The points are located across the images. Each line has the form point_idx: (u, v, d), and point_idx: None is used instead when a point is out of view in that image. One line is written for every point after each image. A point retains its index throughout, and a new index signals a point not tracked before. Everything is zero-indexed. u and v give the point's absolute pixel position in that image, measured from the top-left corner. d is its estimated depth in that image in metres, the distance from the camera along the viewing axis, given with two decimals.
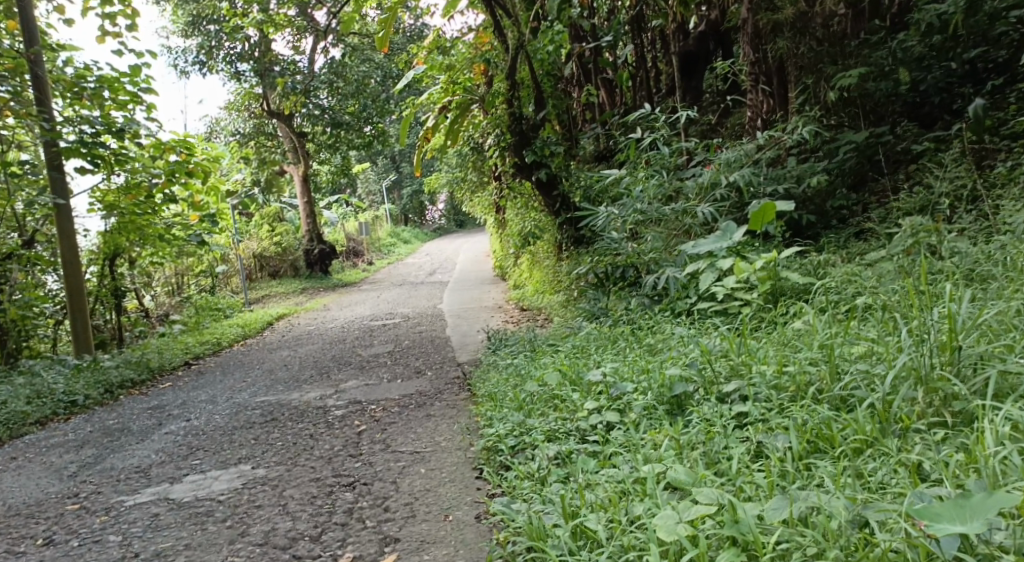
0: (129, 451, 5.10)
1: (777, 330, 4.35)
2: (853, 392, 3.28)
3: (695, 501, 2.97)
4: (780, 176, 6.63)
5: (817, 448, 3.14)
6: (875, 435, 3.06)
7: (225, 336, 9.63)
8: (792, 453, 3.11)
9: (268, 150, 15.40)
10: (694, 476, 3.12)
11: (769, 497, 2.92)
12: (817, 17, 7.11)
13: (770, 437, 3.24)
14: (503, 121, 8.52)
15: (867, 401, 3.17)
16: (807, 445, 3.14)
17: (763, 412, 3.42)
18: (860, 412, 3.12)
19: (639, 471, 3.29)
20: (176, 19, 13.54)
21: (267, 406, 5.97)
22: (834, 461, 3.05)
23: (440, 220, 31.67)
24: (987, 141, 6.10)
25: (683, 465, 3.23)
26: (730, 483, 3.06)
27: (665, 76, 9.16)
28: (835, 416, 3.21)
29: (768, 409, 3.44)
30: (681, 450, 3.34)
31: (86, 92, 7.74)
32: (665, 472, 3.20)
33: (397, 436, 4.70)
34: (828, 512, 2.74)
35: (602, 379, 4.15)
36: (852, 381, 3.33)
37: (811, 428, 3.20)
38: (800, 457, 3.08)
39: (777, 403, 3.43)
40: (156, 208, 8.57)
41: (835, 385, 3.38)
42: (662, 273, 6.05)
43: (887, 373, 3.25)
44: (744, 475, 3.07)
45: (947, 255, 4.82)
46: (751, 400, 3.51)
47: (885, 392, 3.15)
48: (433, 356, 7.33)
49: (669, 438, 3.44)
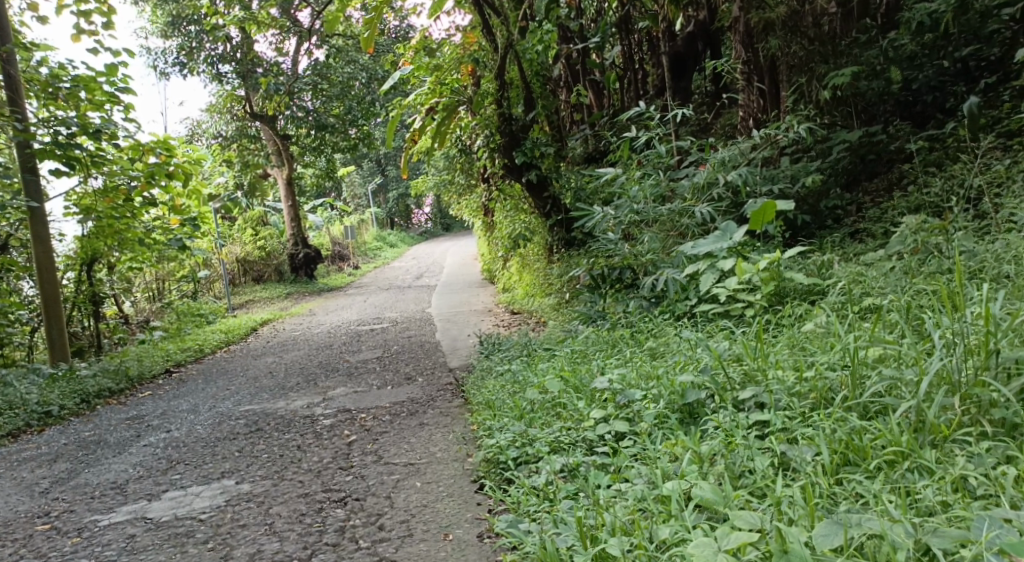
0: (105, 466, 4.85)
1: (788, 332, 4.15)
2: (880, 400, 3.09)
3: (732, 526, 2.76)
4: (774, 176, 6.42)
5: (847, 460, 2.95)
6: (912, 447, 2.87)
7: (207, 343, 9.34)
8: (822, 466, 2.93)
9: (251, 154, 15.11)
10: (721, 494, 2.91)
11: (806, 520, 2.72)
12: (808, 15, 6.93)
13: (796, 450, 3.05)
14: (492, 121, 8.26)
15: (900, 411, 2.98)
16: (837, 457, 2.96)
17: (786, 421, 3.21)
18: (895, 423, 2.92)
19: (657, 489, 3.08)
20: (155, 20, 13.28)
21: (252, 415, 5.73)
22: (867, 476, 2.87)
23: (427, 223, 31.43)
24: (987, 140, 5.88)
25: (707, 482, 3.01)
26: (761, 506, 2.86)
27: (653, 77, 8.86)
28: (866, 426, 3.03)
29: (790, 418, 3.25)
30: (702, 465, 3.14)
31: (62, 92, 7.44)
32: (690, 489, 2.98)
33: (390, 447, 4.47)
34: (891, 542, 2.54)
35: (608, 386, 3.92)
36: (878, 389, 3.14)
37: (839, 438, 3.01)
38: (831, 471, 2.90)
39: (799, 411, 3.24)
40: (135, 211, 8.32)
41: (860, 392, 3.18)
42: (660, 274, 5.83)
43: (917, 380, 3.05)
44: (778, 494, 2.86)
45: (946, 254, 4.66)
46: (771, 409, 3.31)
47: (920, 401, 2.96)
48: (423, 361, 7.12)
49: (688, 451, 3.23)
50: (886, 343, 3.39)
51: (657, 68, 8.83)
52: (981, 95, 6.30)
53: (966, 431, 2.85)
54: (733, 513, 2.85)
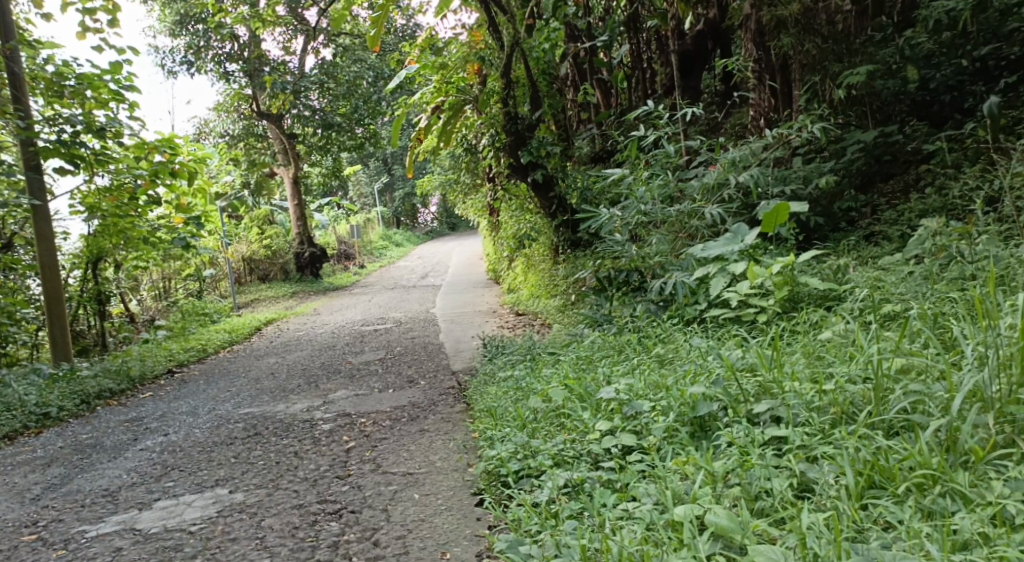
0: (98, 471, 4.72)
1: (804, 340, 3.99)
2: (908, 416, 2.93)
3: (751, 559, 2.60)
4: (787, 177, 6.25)
5: (872, 481, 2.79)
6: (944, 470, 2.71)
7: (210, 343, 9.22)
8: (846, 490, 2.77)
9: (258, 152, 14.92)
10: (738, 521, 2.76)
11: (829, 549, 2.57)
12: (822, 13, 6.70)
13: (817, 471, 2.89)
14: (498, 121, 8.11)
15: (931, 429, 2.83)
16: (861, 479, 2.80)
17: (804, 438, 3.06)
18: (925, 443, 2.77)
19: (667, 513, 2.92)
20: (162, 18, 13.16)
21: (251, 419, 5.59)
22: (895, 500, 2.71)
23: (432, 223, 31.15)
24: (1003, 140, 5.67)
25: (721, 506, 2.85)
26: (781, 533, 2.69)
27: (661, 77, 8.57)
28: (892, 446, 2.87)
29: (809, 435, 3.08)
30: (716, 486, 2.97)
31: (67, 90, 7.35)
32: (704, 514, 2.82)
33: (389, 455, 4.33)
34: None
35: (614, 396, 3.75)
36: (905, 404, 2.99)
37: (863, 458, 2.86)
38: (856, 495, 2.74)
39: (819, 428, 3.08)
40: (139, 210, 8.19)
41: (885, 408, 3.03)
42: (669, 278, 5.65)
43: (948, 397, 2.90)
44: (799, 521, 2.70)
45: (967, 260, 4.50)
46: (788, 425, 3.15)
47: (952, 419, 2.81)
48: (427, 363, 6.96)
49: (701, 470, 3.07)
50: (910, 353, 3.24)
51: (665, 67, 8.57)
52: (1001, 94, 6.10)
53: (1003, 453, 2.70)
54: (750, 539, 2.69)
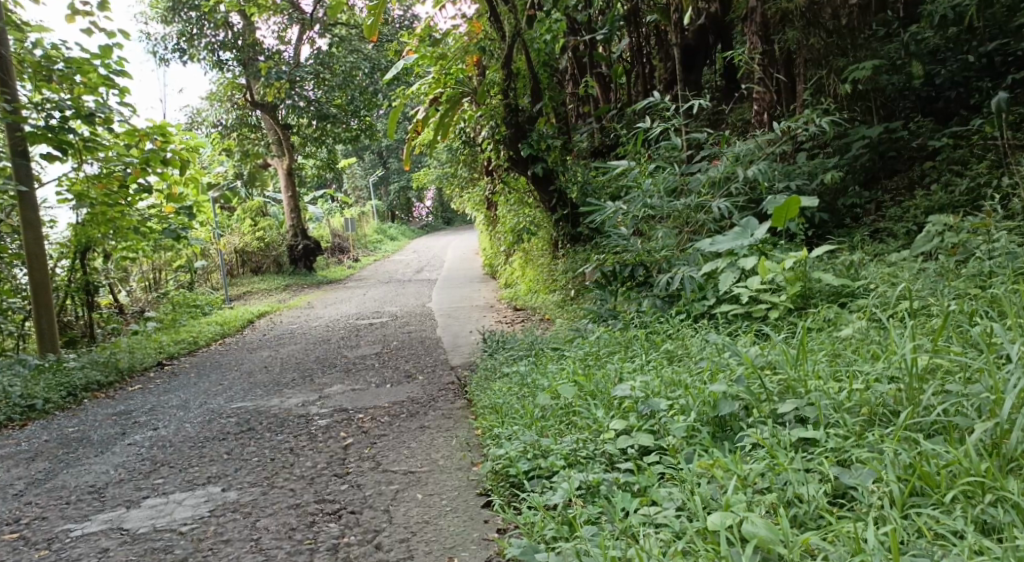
0: (85, 466, 4.55)
1: (821, 336, 3.84)
2: (948, 418, 2.80)
3: None
4: (791, 172, 6.06)
5: (914, 488, 2.66)
6: (995, 477, 2.58)
7: (202, 335, 9.02)
8: (890, 498, 2.63)
9: (251, 143, 14.74)
10: (778, 531, 2.60)
11: (881, 560, 2.43)
12: (827, 8, 6.57)
13: (855, 477, 2.75)
14: (497, 113, 7.79)
15: (976, 434, 2.70)
16: (903, 486, 2.66)
17: (838, 441, 2.92)
18: (972, 449, 2.63)
19: (697, 521, 2.77)
20: (156, 4, 12.88)
21: (244, 414, 5.41)
22: (941, 509, 2.58)
23: (428, 218, 31.12)
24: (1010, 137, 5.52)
25: (755, 513, 2.70)
26: (824, 546, 2.54)
27: (661, 71, 8.31)
28: (935, 450, 2.74)
29: (842, 438, 2.94)
30: (747, 492, 2.82)
31: (55, 74, 7.13)
32: (739, 523, 2.67)
33: (388, 452, 4.17)
34: None
35: (629, 394, 3.59)
36: (946, 407, 2.86)
37: (905, 463, 2.73)
38: (900, 503, 2.61)
39: (853, 430, 2.94)
40: (129, 199, 7.99)
41: (925, 410, 2.89)
42: (676, 273, 5.46)
43: (993, 399, 2.77)
44: (842, 530, 2.57)
45: (985, 255, 4.34)
46: (819, 427, 3.01)
47: (1000, 422, 2.68)
48: (424, 358, 6.79)
49: (730, 475, 2.92)
50: (945, 353, 3.11)
51: (665, 62, 8.33)
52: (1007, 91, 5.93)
53: None
54: (790, 551, 2.54)
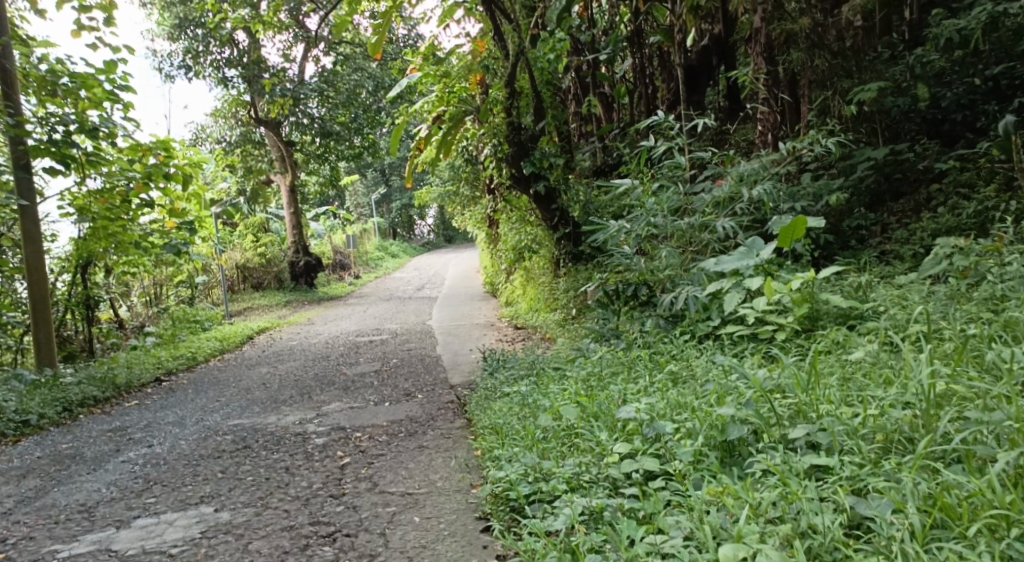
0: (77, 484, 4.45)
1: (830, 359, 3.75)
2: (968, 447, 2.72)
3: None
4: (796, 193, 5.99)
5: (935, 520, 2.57)
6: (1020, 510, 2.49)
7: (200, 350, 8.93)
8: (910, 531, 2.54)
9: (254, 159, 14.78)
10: None
11: None
12: (831, 29, 6.49)
13: (873, 508, 2.66)
14: (501, 132, 7.77)
15: (999, 465, 2.61)
16: (924, 518, 2.57)
17: (853, 470, 2.83)
18: (996, 480, 2.54)
19: (706, 552, 2.68)
20: (162, 22, 12.91)
21: (240, 431, 5.32)
22: (964, 543, 2.48)
23: (428, 235, 31.11)
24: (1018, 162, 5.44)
25: (768, 545, 2.60)
26: None
27: (664, 91, 8.27)
28: (956, 480, 2.65)
29: (858, 466, 2.86)
30: (759, 522, 2.72)
31: (60, 89, 7.07)
32: (751, 555, 2.57)
33: (386, 473, 4.08)
34: None
35: (633, 416, 3.50)
36: (966, 435, 2.78)
37: (926, 494, 2.64)
38: (920, 536, 2.51)
39: (869, 458, 2.85)
40: (131, 213, 7.91)
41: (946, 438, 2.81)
42: (680, 293, 5.39)
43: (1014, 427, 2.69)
44: None
45: (996, 280, 4.24)
46: (833, 454, 2.92)
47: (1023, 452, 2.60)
48: (423, 377, 6.68)
49: (740, 503, 2.83)
50: (963, 380, 3.03)
51: (668, 82, 8.28)
52: (1013, 114, 5.87)
53: None
54: None
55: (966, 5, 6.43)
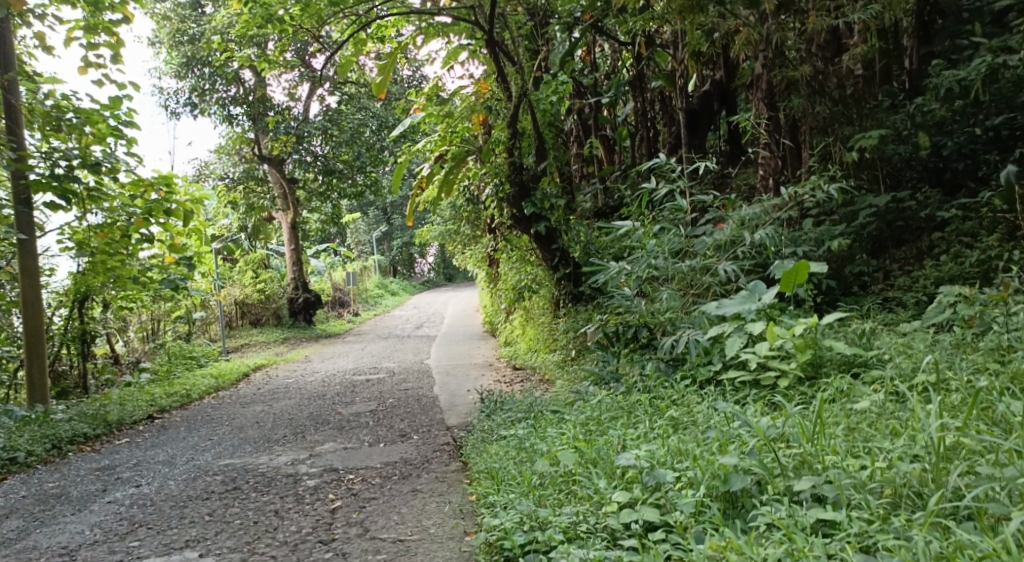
0: (61, 526, 4.34)
1: (834, 408, 3.66)
2: (981, 504, 2.63)
3: None
4: (798, 238, 5.93)
5: None
6: None
7: (195, 387, 8.81)
8: None
9: (256, 197, 14.58)
10: None
11: None
12: (832, 77, 6.36)
13: None
14: (502, 171, 7.74)
15: (1014, 524, 2.52)
16: None
17: (862, 526, 2.73)
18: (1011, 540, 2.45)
19: None
20: (169, 60, 13.02)
21: (231, 471, 5.20)
22: None
23: (429, 273, 31.08)
24: (1021, 212, 5.38)
25: None
26: None
27: (665, 135, 8.30)
28: (970, 539, 2.56)
29: (866, 522, 2.76)
30: None
31: (64, 124, 7.03)
32: None
33: (378, 518, 3.97)
34: None
35: (633, 463, 3.40)
36: (980, 493, 2.69)
37: (938, 553, 2.54)
38: None
39: (878, 514, 2.76)
40: (131, 248, 7.85)
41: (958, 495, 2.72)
42: (681, 336, 5.31)
43: None
44: None
45: (1002, 330, 4.16)
46: (840, 509, 2.83)
47: None
48: (419, 418, 6.56)
49: (743, 559, 2.72)
50: (974, 435, 2.95)
51: (669, 126, 8.31)
52: (1015, 164, 5.83)
53: None
54: None
55: (966, 55, 6.43)
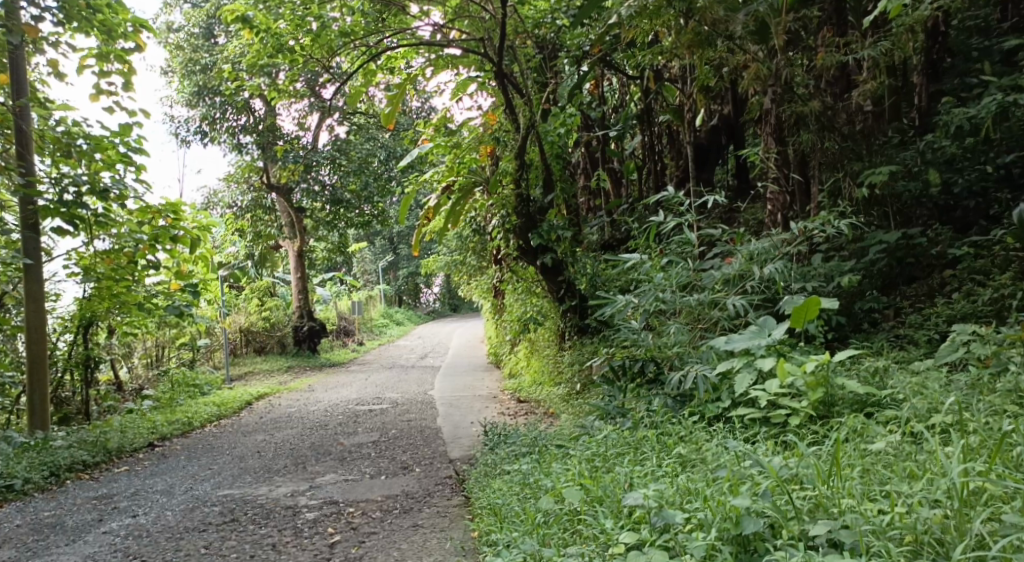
0: (54, 558, 4.25)
1: (848, 448, 3.56)
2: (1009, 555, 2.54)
3: None
4: (808, 273, 5.86)
5: None
6: None
7: (197, 416, 8.72)
8: None
9: (263, 225, 14.67)
10: None
11: None
12: (841, 113, 6.41)
13: None
14: (509, 202, 7.68)
15: None
16: None
17: None
18: None
19: None
20: (181, 89, 13.11)
21: (229, 502, 5.11)
22: None
23: (434, 302, 31.04)
24: None
25: None
26: None
27: (672, 169, 8.21)
28: None
29: None
30: None
31: (74, 150, 7.06)
32: None
33: (377, 554, 3.89)
34: None
35: (640, 503, 3.31)
36: (1008, 544, 2.59)
37: None
38: None
39: None
40: (136, 274, 7.80)
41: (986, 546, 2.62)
42: (689, 371, 5.19)
43: None
44: None
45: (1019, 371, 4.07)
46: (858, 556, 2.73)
47: None
48: (422, 450, 6.47)
49: None
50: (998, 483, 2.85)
51: (677, 160, 8.20)
52: None
53: None
54: None
55: (976, 93, 6.38)
